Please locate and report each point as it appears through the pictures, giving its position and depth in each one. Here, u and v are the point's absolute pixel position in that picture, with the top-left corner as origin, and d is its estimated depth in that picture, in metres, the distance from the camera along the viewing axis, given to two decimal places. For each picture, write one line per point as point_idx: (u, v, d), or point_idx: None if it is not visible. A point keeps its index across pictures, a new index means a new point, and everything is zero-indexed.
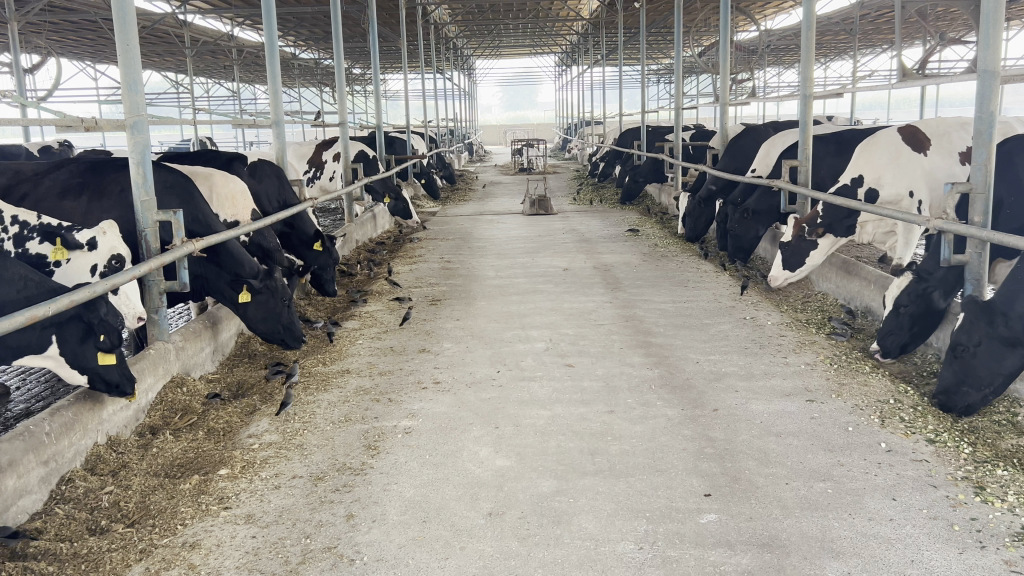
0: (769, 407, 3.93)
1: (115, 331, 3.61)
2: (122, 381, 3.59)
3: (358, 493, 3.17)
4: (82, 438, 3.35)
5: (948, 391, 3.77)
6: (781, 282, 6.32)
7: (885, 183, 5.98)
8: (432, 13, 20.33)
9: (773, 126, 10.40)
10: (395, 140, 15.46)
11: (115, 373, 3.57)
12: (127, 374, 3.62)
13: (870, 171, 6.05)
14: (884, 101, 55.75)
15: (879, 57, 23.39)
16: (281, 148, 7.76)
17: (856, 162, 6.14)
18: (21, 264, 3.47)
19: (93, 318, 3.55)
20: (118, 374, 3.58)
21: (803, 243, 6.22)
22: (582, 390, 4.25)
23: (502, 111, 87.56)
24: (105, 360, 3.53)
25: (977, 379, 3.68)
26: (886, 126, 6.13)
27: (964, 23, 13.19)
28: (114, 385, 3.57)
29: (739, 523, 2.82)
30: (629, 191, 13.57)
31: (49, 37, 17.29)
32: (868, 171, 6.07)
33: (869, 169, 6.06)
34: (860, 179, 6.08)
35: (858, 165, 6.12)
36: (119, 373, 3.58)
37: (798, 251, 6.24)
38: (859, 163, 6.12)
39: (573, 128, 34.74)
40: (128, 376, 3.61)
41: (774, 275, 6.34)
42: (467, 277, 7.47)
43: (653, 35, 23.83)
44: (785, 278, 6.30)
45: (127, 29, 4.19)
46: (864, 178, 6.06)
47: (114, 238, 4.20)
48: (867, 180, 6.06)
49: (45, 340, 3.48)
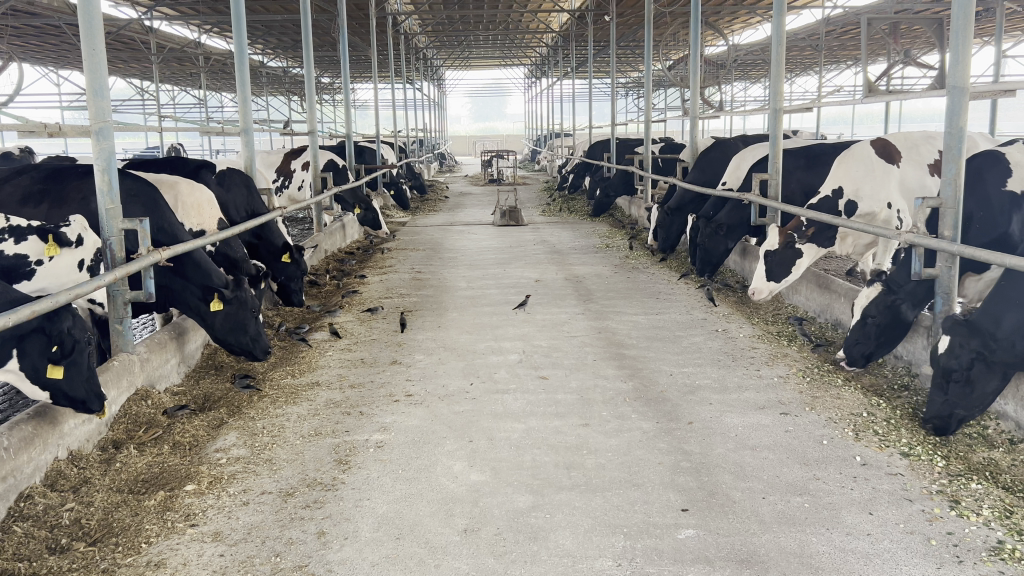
0: (742, 421, 3.92)
1: (77, 346, 3.46)
2: (87, 396, 3.49)
3: (329, 509, 3.10)
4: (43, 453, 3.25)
5: (939, 415, 3.65)
6: (764, 295, 6.16)
7: (863, 194, 5.98)
8: (402, 24, 20.27)
9: (743, 140, 10.48)
10: (364, 150, 15.40)
11: (81, 388, 3.47)
12: (92, 388, 3.51)
13: (848, 182, 6.06)
14: (848, 115, 56.76)
15: (843, 73, 23.86)
16: (250, 157, 7.64)
17: (835, 173, 6.14)
18: None
19: (58, 331, 3.41)
20: (83, 388, 3.47)
21: (788, 252, 6.11)
22: (556, 403, 4.21)
23: (471, 122, 87.84)
24: (68, 372, 3.42)
25: (969, 401, 3.60)
26: (860, 139, 6.21)
27: (927, 40, 13.45)
28: (79, 401, 3.46)
29: (717, 538, 2.79)
30: (599, 204, 13.60)
31: (11, 42, 16.98)
32: (846, 182, 6.08)
33: (847, 181, 6.07)
34: (840, 191, 6.08)
35: (836, 176, 6.13)
36: (84, 388, 3.48)
37: (784, 260, 6.12)
38: (838, 175, 6.12)
39: (543, 140, 34.93)
40: (95, 391, 3.51)
41: (759, 286, 6.17)
42: (438, 288, 7.41)
43: (622, 49, 24.07)
44: (770, 290, 6.13)
45: (93, 33, 4.08)
46: (844, 190, 6.06)
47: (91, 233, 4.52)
48: (846, 192, 6.06)
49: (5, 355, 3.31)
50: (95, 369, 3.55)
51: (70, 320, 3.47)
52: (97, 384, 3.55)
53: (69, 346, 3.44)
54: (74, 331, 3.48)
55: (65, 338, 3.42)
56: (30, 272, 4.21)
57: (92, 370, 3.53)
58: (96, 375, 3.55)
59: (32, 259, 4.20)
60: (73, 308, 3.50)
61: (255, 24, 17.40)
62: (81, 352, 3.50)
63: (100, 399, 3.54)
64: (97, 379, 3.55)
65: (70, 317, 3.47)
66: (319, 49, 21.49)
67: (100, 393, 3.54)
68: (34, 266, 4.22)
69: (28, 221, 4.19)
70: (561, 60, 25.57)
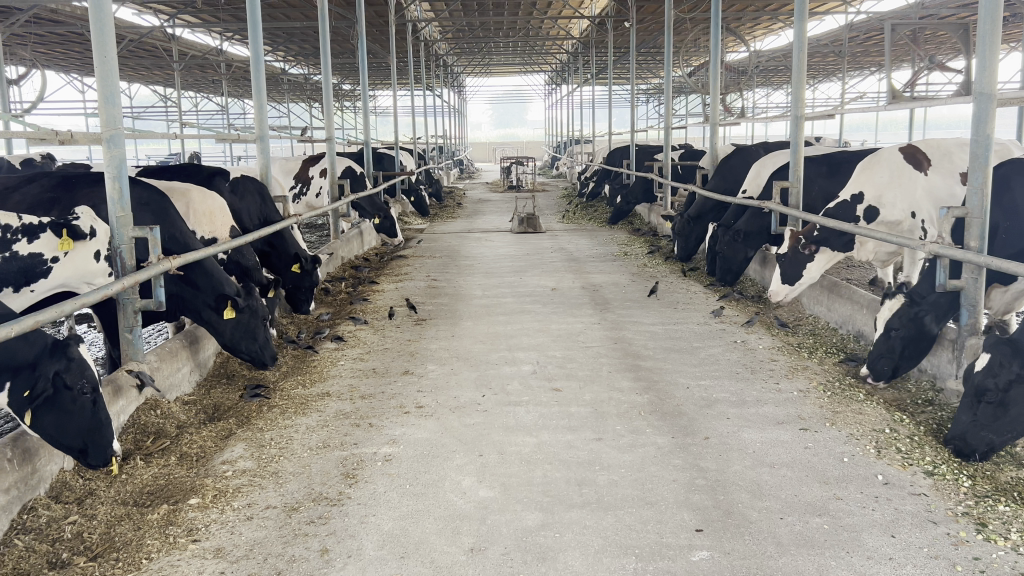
0: (761, 436, 3.81)
1: (69, 393, 3.29)
2: (87, 447, 3.32)
3: (333, 525, 3.03)
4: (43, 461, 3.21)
5: (966, 437, 3.48)
6: (779, 297, 6.36)
7: (886, 202, 5.97)
8: (422, 31, 20.32)
9: (764, 147, 10.34)
10: (383, 157, 15.45)
11: (77, 438, 3.29)
12: (96, 442, 3.34)
13: (871, 188, 6.06)
14: (872, 122, 56.38)
15: (867, 78, 23.61)
16: (266, 165, 7.61)
17: (857, 178, 6.16)
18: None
19: (45, 375, 3.26)
20: (79, 439, 3.29)
21: (799, 256, 6.26)
22: (570, 416, 4.12)
23: (491, 129, 87.95)
24: (61, 420, 3.25)
25: (1003, 425, 3.42)
26: (891, 145, 6.13)
27: (952, 47, 13.25)
28: (77, 450, 3.30)
29: (732, 561, 2.70)
30: (618, 211, 13.50)
31: (36, 49, 17.16)
32: (868, 188, 6.09)
33: (870, 187, 6.08)
34: (861, 196, 6.09)
35: (859, 182, 6.15)
36: (82, 438, 3.30)
37: (794, 263, 6.26)
38: (860, 181, 6.14)
39: (563, 147, 34.84)
40: (96, 442, 3.33)
41: (775, 290, 6.39)
42: (453, 296, 7.36)
43: (643, 55, 23.94)
44: (784, 292, 6.32)
45: (104, 40, 4.06)
46: (865, 195, 6.06)
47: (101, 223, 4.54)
48: (867, 198, 6.06)
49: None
50: (102, 419, 3.36)
51: (65, 365, 3.31)
52: (105, 438, 3.37)
53: (51, 393, 3.26)
54: (69, 378, 3.31)
55: (45, 386, 3.25)
56: (46, 271, 4.31)
57: (98, 421, 3.34)
58: (103, 426, 3.36)
59: (47, 256, 4.28)
60: (73, 355, 3.34)
61: (276, 31, 17.47)
62: (77, 401, 3.30)
63: (102, 452, 3.36)
64: (101, 430, 3.35)
65: (65, 361, 3.31)
66: (339, 56, 21.60)
67: (102, 445, 3.35)
68: (49, 263, 4.31)
69: (39, 219, 4.25)
70: (580, 67, 25.53)
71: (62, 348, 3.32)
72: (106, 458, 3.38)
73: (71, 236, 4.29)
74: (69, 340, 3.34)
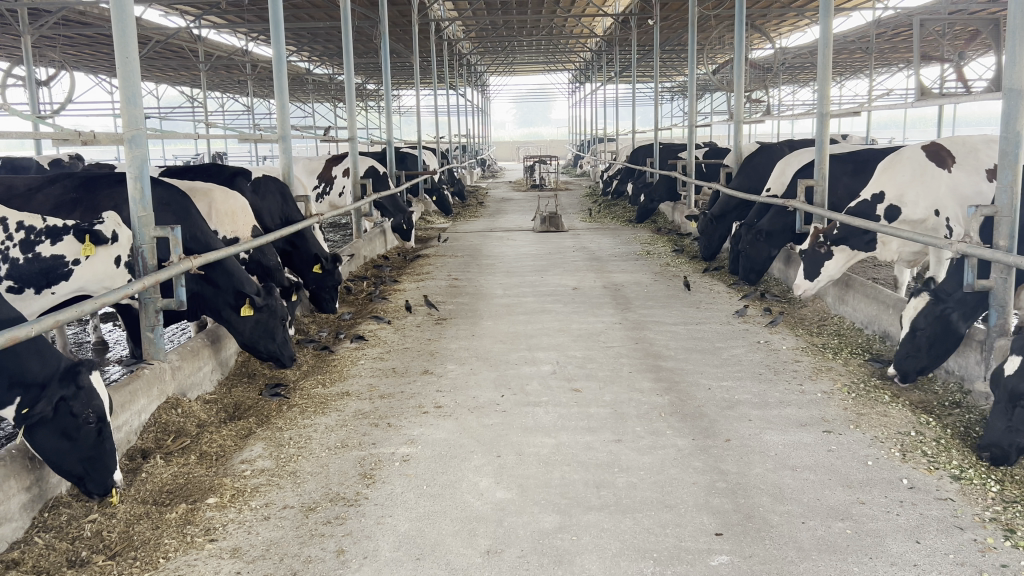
0: (783, 439, 3.75)
1: (69, 418, 3.17)
2: (85, 474, 3.16)
3: (350, 526, 3.02)
4: (50, 474, 3.16)
5: (999, 444, 3.38)
6: (801, 293, 6.47)
7: (907, 201, 5.90)
8: (445, 30, 20.36)
9: (789, 144, 10.23)
10: (406, 156, 15.49)
11: (76, 463, 3.15)
12: (97, 472, 3.18)
13: (893, 188, 5.98)
14: (901, 119, 55.74)
15: (895, 75, 23.34)
16: (288, 164, 7.63)
17: (878, 178, 6.09)
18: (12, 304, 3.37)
19: (52, 398, 3.17)
20: (78, 466, 3.15)
21: (817, 254, 6.30)
22: (589, 417, 4.09)
23: (515, 127, 87.94)
24: (65, 445, 3.13)
25: None
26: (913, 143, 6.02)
27: (982, 42, 13.05)
28: (75, 477, 3.16)
29: (752, 567, 2.65)
30: (643, 210, 13.42)
31: (64, 50, 17.36)
32: (889, 187, 6.02)
33: (891, 186, 6.01)
34: (882, 195, 6.03)
35: (880, 181, 6.08)
36: (82, 465, 3.15)
37: (813, 261, 6.30)
38: (881, 180, 6.07)
39: (587, 145, 34.72)
40: (95, 471, 3.17)
41: (797, 284, 6.48)
42: (474, 295, 7.34)
43: (667, 52, 23.82)
44: (804, 288, 6.41)
45: (126, 42, 4.07)
46: (886, 195, 6.01)
47: (126, 229, 4.61)
48: (888, 197, 6.00)
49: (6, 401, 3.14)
50: (106, 449, 3.22)
51: (74, 392, 3.21)
52: (106, 469, 3.20)
53: (54, 416, 3.15)
54: (76, 406, 3.19)
55: (49, 409, 3.15)
56: (67, 272, 4.44)
57: (100, 450, 3.20)
58: (106, 457, 3.20)
59: (68, 259, 4.41)
60: (84, 382, 3.24)
61: (300, 30, 17.57)
62: (81, 429, 3.18)
63: (102, 483, 3.18)
64: (103, 460, 3.19)
65: (75, 389, 3.21)
66: (362, 56, 21.71)
67: (101, 475, 3.18)
68: (70, 266, 4.44)
69: (63, 222, 4.38)
70: (604, 65, 25.45)
71: (73, 374, 3.23)
72: (105, 490, 3.19)
73: (93, 241, 4.37)
74: (82, 367, 3.25)
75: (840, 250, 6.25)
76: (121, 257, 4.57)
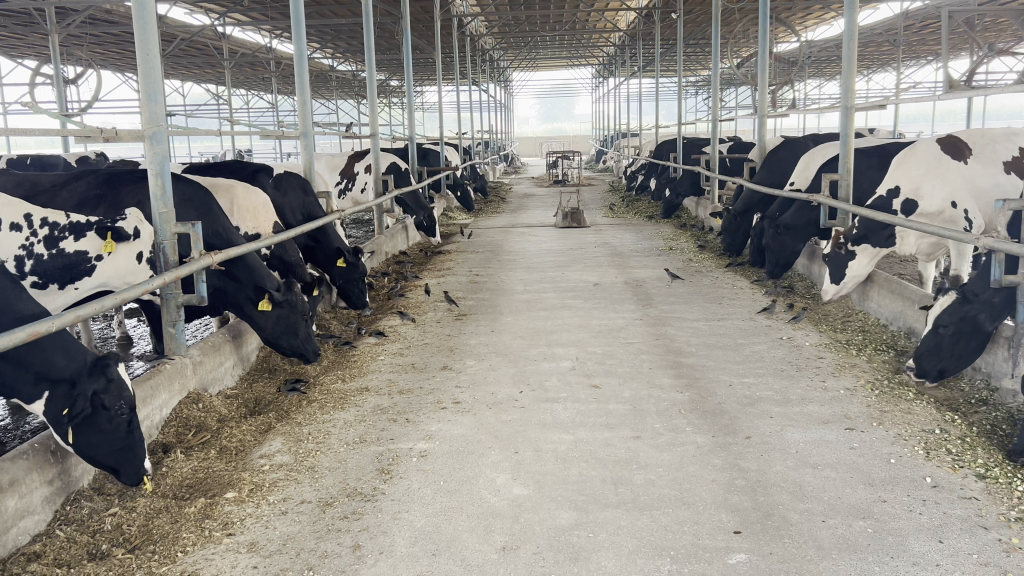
0: (805, 436, 3.71)
1: (103, 410, 3.26)
2: (119, 466, 3.24)
3: (367, 521, 3.02)
4: (81, 465, 3.23)
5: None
6: (830, 296, 6.37)
7: (924, 194, 5.80)
8: (467, 26, 20.41)
9: (814, 138, 10.12)
10: (429, 153, 15.53)
11: (110, 455, 3.22)
12: (130, 462, 3.25)
13: (908, 181, 5.89)
14: (929, 113, 55.05)
15: (924, 68, 23.07)
16: (309, 161, 7.65)
17: (893, 172, 5.99)
18: (35, 302, 3.40)
19: (83, 393, 3.26)
20: (111, 458, 3.22)
21: (839, 256, 6.22)
22: (608, 413, 4.07)
23: (539, 123, 87.87)
24: (95, 438, 3.20)
25: None
26: (926, 136, 5.94)
27: (1013, 34, 12.84)
28: (109, 469, 3.23)
29: (770, 565, 2.62)
30: (668, 205, 13.33)
31: (92, 49, 17.57)
32: (905, 181, 5.92)
33: (906, 180, 5.90)
34: (897, 190, 5.95)
35: (895, 176, 5.98)
36: (114, 456, 3.22)
37: (836, 263, 6.22)
38: (896, 174, 5.96)
39: (611, 140, 34.65)
40: (128, 462, 3.24)
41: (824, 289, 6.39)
42: (494, 291, 7.33)
43: (691, 47, 23.69)
44: (831, 292, 6.33)
45: (147, 39, 4.07)
46: (901, 189, 5.92)
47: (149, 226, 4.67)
48: (904, 191, 5.91)
49: (35, 394, 3.28)
50: (136, 440, 3.29)
51: (104, 385, 3.30)
52: (138, 460, 3.27)
53: (86, 410, 3.23)
54: (107, 398, 3.29)
55: (83, 403, 3.24)
56: (90, 268, 4.51)
57: (132, 440, 3.28)
58: (136, 446, 3.28)
59: (91, 255, 4.48)
60: (112, 374, 3.33)
61: (323, 27, 17.65)
62: (112, 421, 3.26)
63: (135, 473, 3.26)
64: (135, 450, 3.27)
65: (105, 381, 3.31)
66: (385, 53, 21.75)
67: (133, 466, 3.25)
68: (93, 261, 4.51)
69: (87, 218, 4.46)
70: (628, 60, 25.36)
71: (101, 366, 3.32)
72: (137, 479, 3.27)
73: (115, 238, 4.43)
74: (110, 359, 3.35)
75: (863, 248, 6.16)
76: (143, 253, 4.60)
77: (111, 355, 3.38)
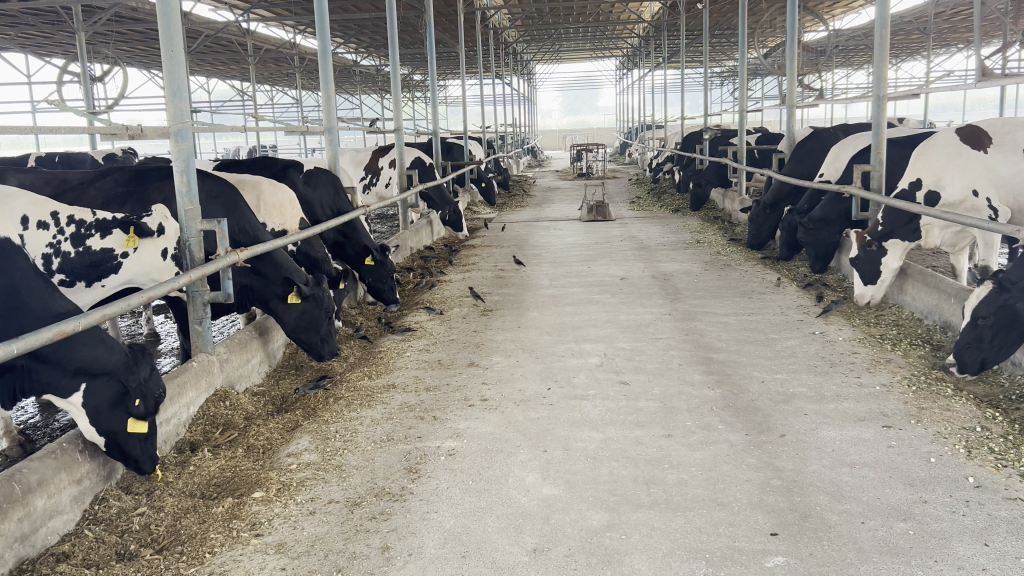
0: (842, 434, 3.62)
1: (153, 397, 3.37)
2: (141, 456, 3.25)
3: (395, 522, 2.99)
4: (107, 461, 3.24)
5: None
6: (868, 299, 6.06)
7: (946, 184, 5.70)
8: (491, 19, 20.39)
9: (844, 129, 9.94)
10: (453, 147, 15.47)
11: (138, 446, 3.24)
12: (151, 450, 3.28)
13: (929, 173, 5.80)
14: (959, 101, 54.43)
15: (955, 56, 22.75)
16: (335, 156, 7.64)
17: (913, 165, 5.91)
18: (65, 299, 3.39)
19: (134, 381, 3.36)
20: (139, 447, 3.24)
21: (871, 253, 6.05)
22: (637, 410, 4.00)
23: (562, 115, 87.62)
24: (132, 426, 3.24)
25: None
26: (944, 128, 5.85)
27: None
28: (133, 459, 3.23)
29: (810, 569, 2.55)
30: (695, 197, 13.18)
31: (120, 46, 17.69)
32: (926, 173, 5.83)
33: (928, 172, 5.81)
34: (918, 182, 5.84)
35: (914, 168, 5.89)
36: (143, 448, 3.25)
37: (868, 261, 6.04)
38: (916, 167, 5.88)
39: (635, 133, 34.44)
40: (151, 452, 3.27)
41: (859, 292, 6.11)
42: (520, 285, 7.29)
43: (717, 37, 23.48)
44: (870, 294, 6.04)
45: (172, 35, 4.04)
46: (923, 181, 5.81)
47: (174, 223, 4.70)
48: (926, 182, 5.80)
49: (72, 387, 3.29)
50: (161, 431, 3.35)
51: (149, 371, 3.41)
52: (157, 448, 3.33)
53: (150, 401, 3.36)
54: (153, 384, 3.40)
55: (147, 392, 3.35)
56: (116, 265, 4.53)
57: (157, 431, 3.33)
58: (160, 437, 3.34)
59: (117, 251, 4.50)
60: (152, 362, 3.45)
61: (347, 20, 17.63)
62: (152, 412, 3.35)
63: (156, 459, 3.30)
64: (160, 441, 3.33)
65: (149, 368, 3.41)
66: (409, 47, 21.72)
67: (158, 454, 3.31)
68: (119, 258, 4.52)
69: (112, 215, 4.48)
70: (652, 51, 25.18)
71: (142, 355, 3.44)
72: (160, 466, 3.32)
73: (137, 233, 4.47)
74: (147, 348, 3.47)
75: (892, 243, 6.04)
76: (168, 249, 4.64)
77: (143, 346, 3.49)
